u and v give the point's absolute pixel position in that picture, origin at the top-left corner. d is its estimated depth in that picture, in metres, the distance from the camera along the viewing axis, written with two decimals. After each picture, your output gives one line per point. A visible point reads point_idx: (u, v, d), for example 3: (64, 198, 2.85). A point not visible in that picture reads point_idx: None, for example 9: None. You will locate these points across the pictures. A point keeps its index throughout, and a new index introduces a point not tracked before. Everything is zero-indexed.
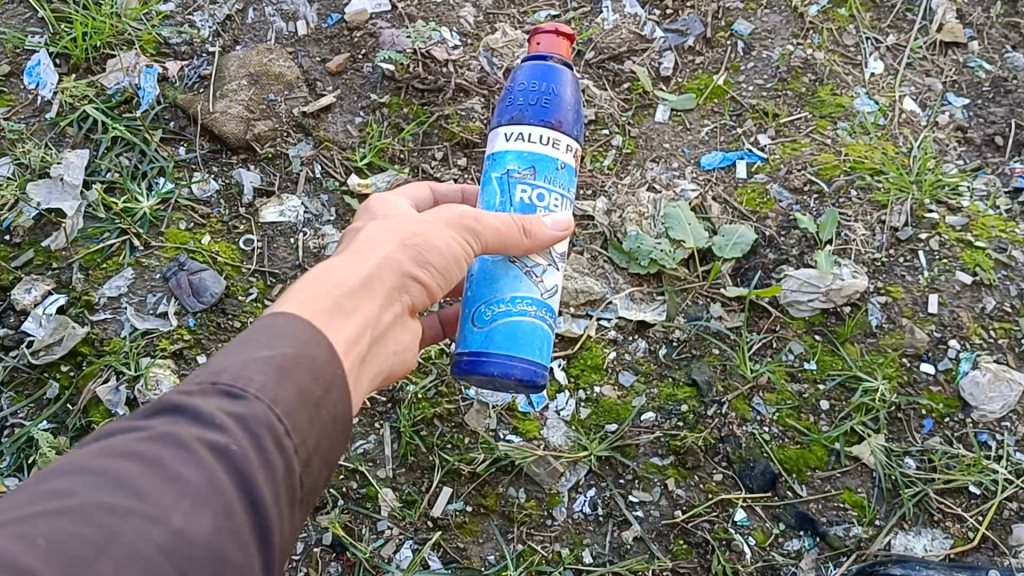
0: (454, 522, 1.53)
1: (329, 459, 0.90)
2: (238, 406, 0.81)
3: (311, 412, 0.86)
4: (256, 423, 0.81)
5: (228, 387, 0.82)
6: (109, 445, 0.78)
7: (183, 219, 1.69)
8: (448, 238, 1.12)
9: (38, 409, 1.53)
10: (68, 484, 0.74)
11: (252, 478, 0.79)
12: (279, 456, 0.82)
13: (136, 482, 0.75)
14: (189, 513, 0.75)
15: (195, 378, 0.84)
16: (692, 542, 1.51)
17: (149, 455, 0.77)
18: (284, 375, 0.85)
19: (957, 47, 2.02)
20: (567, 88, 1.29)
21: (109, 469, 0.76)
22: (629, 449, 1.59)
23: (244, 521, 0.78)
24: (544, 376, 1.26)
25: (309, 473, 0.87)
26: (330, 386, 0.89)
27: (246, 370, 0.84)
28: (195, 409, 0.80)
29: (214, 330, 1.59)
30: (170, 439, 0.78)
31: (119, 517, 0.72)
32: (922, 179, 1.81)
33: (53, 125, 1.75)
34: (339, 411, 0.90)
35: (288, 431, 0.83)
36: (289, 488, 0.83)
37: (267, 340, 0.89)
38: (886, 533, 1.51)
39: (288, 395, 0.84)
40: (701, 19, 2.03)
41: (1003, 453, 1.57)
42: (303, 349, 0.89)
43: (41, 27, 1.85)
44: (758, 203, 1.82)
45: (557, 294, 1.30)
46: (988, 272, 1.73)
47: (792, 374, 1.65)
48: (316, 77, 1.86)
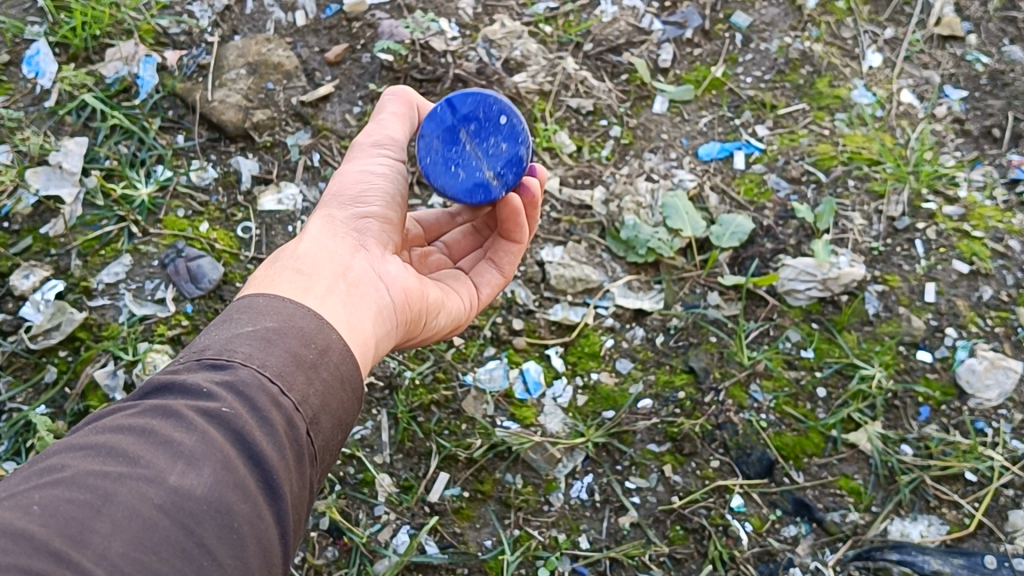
0: (451, 508, 1.54)
1: (337, 421, 0.95)
2: (226, 374, 0.87)
3: (307, 373, 0.92)
4: (245, 386, 0.86)
5: (213, 361, 0.89)
6: (101, 424, 0.82)
7: (181, 207, 1.71)
8: (363, 168, 1.27)
9: (36, 393, 1.54)
10: (60, 461, 0.77)
11: (248, 436, 0.83)
12: (278, 413, 0.87)
13: (129, 450, 0.78)
14: (184, 471, 0.78)
15: (182, 362, 0.90)
16: (689, 528, 1.52)
17: (140, 427, 0.81)
18: (269, 344, 0.92)
19: (955, 41, 2.02)
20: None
21: (101, 442, 0.79)
22: (626, 436, 1.59)
23: (245, 475, 0.81)
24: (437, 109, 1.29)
25: (318, 431, 0.92)
26: (323, 350, 0.96)
27: (230, 345, 0.90)
28: (183, 383, 0.85)
29: (212, 317, 1.62)
30: (161, 410, 0.83)
31: (113, 481, 0.75)
32: (919, 169, 1.82)
33: (52, 113, 1.74)
34: (338, 372, 0.96)
35: (283, 391, 0.88)
36: (294, 446, 0.87)
37: (248, 319, 0.96)
38: (883, 519, 1.51)
39: (276, 359, 0.90)
40: (700, 11, 2.02)
41: (999, 440, 1.57)
42: (285, 322, 0.97)
43: (40, 16, 1.82)
44: (756, 193, 1.82)
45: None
46: (985, 262, 1.73)
47: (790, 362, 1.65)
48: (314, 67, 1.87)
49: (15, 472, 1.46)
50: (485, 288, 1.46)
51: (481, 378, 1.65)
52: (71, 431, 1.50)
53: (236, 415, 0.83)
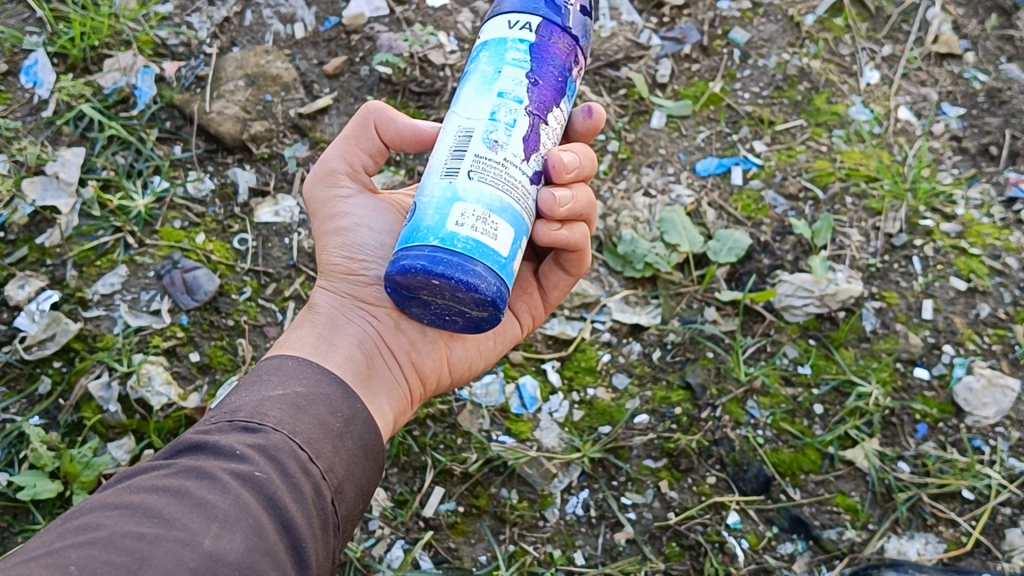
0: (446, 523, 1.53)
1: (360, 490, 1.01)
2: (258, 437, 0.93)
3: (334, 441, 0.99)
4: (277, 450, 0.92)
5: (245, 423, 0.94)
6: (133, 484, 0.85)
7: (178, 218, 1.71)
8: (333, 224, 1.28)
9: (29, 404, 1.53)
10: (95, 520, 0.79)
11: (280, 502, 0.87)
12: (307, 479, 0.93)
13: (165, 512, 0.81)
14: (218, 536, 0.80)
15: (213, 423, 0.96)
16: (685, 545, 1.51)
17: (174, 487, 0.84)
18: (299, 410, 0.99)
19: (952, 58, 2.03)
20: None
21: (136, 502, 0.81)
22: (623, 451, 1.59)
23: (275, 539, 0.84)
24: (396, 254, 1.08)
25: (343, 500, 0.97)
26: (348, 419, 1.03)
27: (261, 408, 0.97)
28: (216, 444, 0.91)
29: (207, 329, 1.62)
30: (195, 472, 0.86)
31: (150, 542, 0.77)
32: (916, 187, 1.82)
33: (49, 123, 1.73)
34: (361, 441, 1.03)
35: (312, 457, 0.95)
36: (321, 514, 0.93)
37: (278, 382, 1.04)
38: (879, 537, 1.51)
39: (305, 427, 0.97)
40: (698, 27, 2.02)
41: (998, 458, 1.57)
42: (314, 388, 1.04)
43: (39, 26, 1.82)
44: (754, 209, 1.82)
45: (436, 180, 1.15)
46: (982, 279, 1.73)
47: (786, 378, 1.65)
48: (313, 80, 1.87)
49: (8, 484, 1.46)
50: (553, 292, 1.39)
51: (477, 393, 1.64)
52: (64, 442, 1.51)
53: (269, 480, 0.88)
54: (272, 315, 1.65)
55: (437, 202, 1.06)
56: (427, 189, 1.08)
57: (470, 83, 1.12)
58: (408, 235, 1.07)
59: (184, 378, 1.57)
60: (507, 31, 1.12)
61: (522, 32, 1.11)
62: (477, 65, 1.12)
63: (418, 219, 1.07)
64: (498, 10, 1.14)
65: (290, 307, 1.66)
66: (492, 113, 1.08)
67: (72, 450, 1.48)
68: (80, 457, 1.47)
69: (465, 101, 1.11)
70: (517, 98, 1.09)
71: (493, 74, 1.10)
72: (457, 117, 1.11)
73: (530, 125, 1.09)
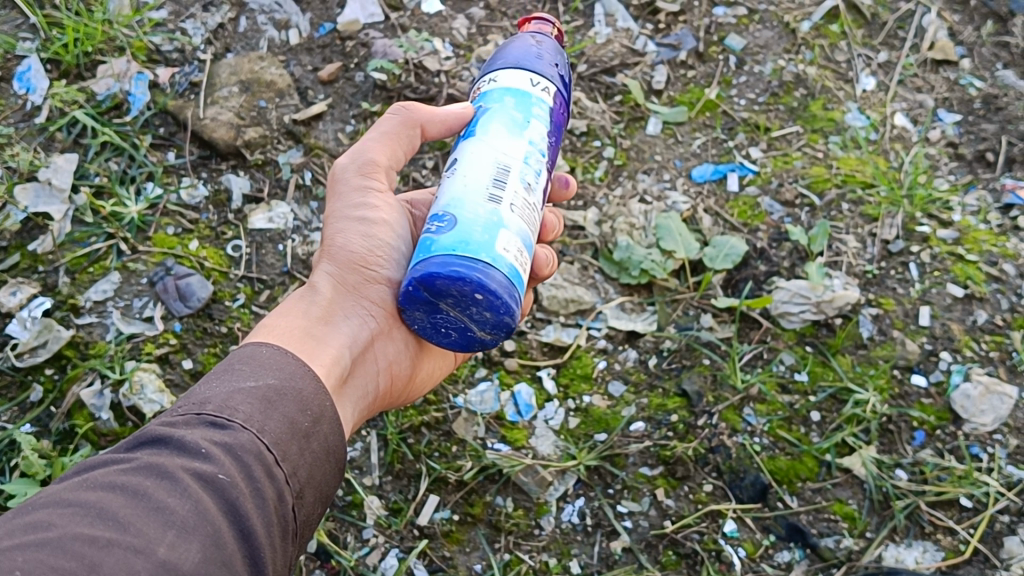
0: (440, 531, 1.51)
1: (321, 493, 1.00)
2: (225, 435, 0.90)
3: (301, 442, 0.96)
4: (243, 451, 0.90)
5: (213, 418, 0.92)
6: (90, 479, 0.83)
7: (171, 224, 1.70)
8: (357, 212, 1.28)
9: (20, 412, 1.52)
10: (47, 517, 0.78)
11: (240, 509, 0.86)
12: (270, 485, 0.91)
13: (120, 514, 0.80)
14: (173, 544, 0.80)
15: (180, 411, 0.93)
16: (681, 553, 1.50)
17: (132, 486, 0.83)
18: (269, 406, 0.96)
19: (948, 65, 2.03)
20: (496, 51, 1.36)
21: (92, 500, 0.80)
22: (619, 459, 1.58)
23: (232, 549, 0.84)
24: (428, 263, 1.10)
25: (302, 505, 0.96)
26: (317, 417, 1.00)
27: (231, 402, 0.94)
28: (181, 439, 0.89)
29: (200, 336, 1.61)
30: (155, 470, 0.85)
31: (102, 548, 0.76)
32: (913, 193, 1.82)
33: (42, 130, 1.73)
34: (326, 443, 1.00)
35: (277, 461, 0.93)
36: (281, 519, 0.92)
37: (250, 372, 1.00)
38: (877, 545, 1.50)
39: (274, 426, 0.94)
40: (693, 34, 2.01)
41: (995, 466, 1.56)
42: (287, 380, 1.00)
43: (32, 32, 1.82)
44: (750, 216, 1.81)
45: (439, 196, 1.19)
46: (979, 286, 1.73)
47: (783, 385, 1.64)
48: (307, 86, 1.86)
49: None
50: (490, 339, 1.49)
51: (472, 400, 1.63)
52: (56, 450, 1.50)
53: (231, 484, 0.86)
54: None
55: (482, 222, 1.11)
56: (464, 208, 1.13)
57: (498, 120, 1.21)
58: (447, 244, 1.10)
59: (177, 386, 1.56)
60: (529, 84, 1.25)
61: (543, 92, 1.26)
62: (504, 106, 1.22)
63: (459, 232, 1.10)
64: (517, 63, 1.27)
65: None
66: (525, 156, 1.20)
67: (64, 458, 1.46)
68: (71, 465, 1.45)
69: (496, 134, 1.20)
70: (540, 145, 1.22)
71: (522, 120, 1.22)
72: (488, 148, 1.19)
73: (546, 176, 1.24)
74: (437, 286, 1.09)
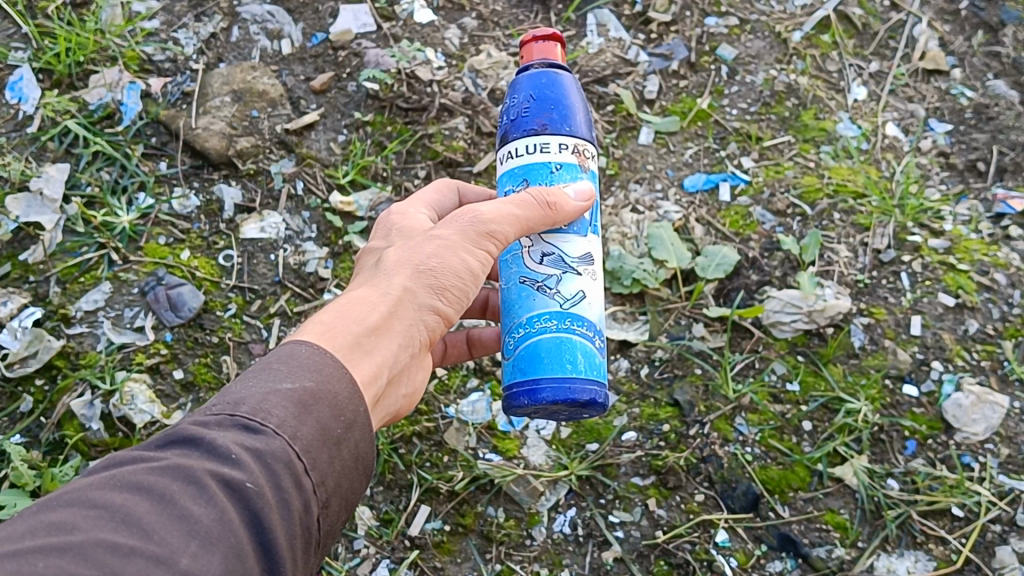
0: (432, 542, 1.51)
1: (347, 502, 0.92)
2: (257, 441, 0.83)
3: (331, 451, 0.88)
4: (274, 459, 0.83)
5: (246, 421, 0.85)
6: (114, 477, 0.78)
7: (162, 234, 1.70)
8: (464, 254, 1.12)
9: (11, 423, 1.53)
10: (71, 517, 0.74)
11: (264, 521, 0.80)
12: (297, 496, 0.84)
13: (143, 520, 0.75)
14: (196, 555, 0.74)
15: (213, 410, 0.86)
16: (673, 563, 1.50)
17: (158, 490, 0.77)
18: (304, 411, 0.87)
19: (940, 75, 2.04)
20: (559, 88, 1.23)
21: (116, 503, 0.75)
22: (610, 469, 1.57)
23: (252, 563, 0.78)
24: (602, 389, 1.22)
25: (326, 515, 0.89)
26: (350, 425, 0.91)
27: (266, 403, 0.86)
28: (211, 441, 0.82)
29: (191, 346, 1.61)
30: (181, 472, 0.79)
31: (123, 556, 0.71)
32: (904, 203, 1.82)
33: (34, 139, 1.74)
34: (357, 451, 0.92)
35: (306, 470, 0.85)
36: (304, 530, 0.85)
37: (288, 373, 0.91)
38: (869, 555, 1.50)
39: (307, 432, 0.86)
40: (685, 44, 2.01)
41: (987, 475, 1.57)
42: (324, 384, 0.91)
43: (25, 42, 1.83)
44: (741, 225, 1.82)
45: (586, 297, 1.21)
46: (970, 295, 1.73)
47: (775, 395, 1.64)
48: (299, 95, 1.87)
49: None
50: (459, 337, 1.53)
51: (463, 410, 1.62)
52: (46, 460, 1.49)
53: (259, 493, 0.80)
54: (257, 331, 1.64)
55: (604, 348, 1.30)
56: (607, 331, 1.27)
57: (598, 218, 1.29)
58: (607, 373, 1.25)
59: (168, 396, 1.56)
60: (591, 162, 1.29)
61: None
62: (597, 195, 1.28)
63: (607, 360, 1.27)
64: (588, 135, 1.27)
65: (275, 324, 1.65)
66: None
67: (54, 468, 1.46)
68: (61, 476, 1.45)
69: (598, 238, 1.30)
70: None
71: None
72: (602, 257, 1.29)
73: None
74: (589, 406, 1.21)
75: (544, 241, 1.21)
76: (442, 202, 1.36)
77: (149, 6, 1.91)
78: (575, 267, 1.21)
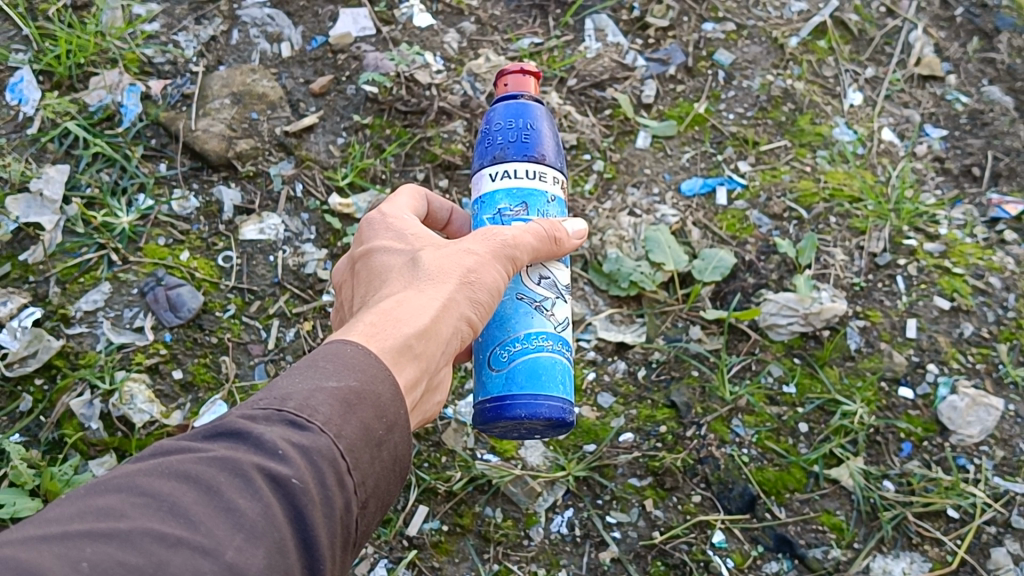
0: (429, 542, 1.51)
1: (385, 502, 0.92)
2: (303, 437, 0.83)
3: (374, 451, 0.88)
4: (319, 456, 0.83)
5: (293, 417, 0.85)
6: (163, 464, 0.79)
7: (162, 235, 1.71)
8: (496, 268, 1.13)
9: (10, 422, 1.53)
10: (120, 504, 0.75)
11: (307, 518, 0.80)
12: (339, 495, 0.84)
13: (191, 511, 0.75)
14: (240, 549, 0.75)
15: (261, 404, 0.86)
16: (670, 564, 1.51)
17: (205, 481, 0.78)
18: (349, 409, 0.87)
19: (935, 81, 2.06)
20: (548, 122, 1.27)
21: (164, 493, 0.76)
22: (608, 470, 1.58)
23: (293, 561, 0.79)
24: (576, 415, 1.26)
25: (365, 515, 0.89)
26: (391, 425, 0.91)
27: (313, 400, 0.86)
28: (258, 436, 0.82)
29: (190, 346, 1.62)
30: (228, 464, 0.80)
31: (169, 546, 0.72)
32: (900, 207, 1.83)
33: (34, 141, 1.75)
34: (396, 452, 0.91)
35: (350, 469, 0.85)
36: (345, 529, 0.85)
37: (333, 370, 0.91)
38: (865, 556, 1.51)
39: (352, 431, 0.86)
40: (682, 49, 2.02)
41: (982, 477, 1.57)
42: (368, 383, 0.91)
43: (25, 44, 1.84)
44: (738, 229, 1.83)
45: (571, 325, 1.27)
46: (965, 298, 1.74)
47: (771, 397, 1.65)
48: (299, 98, 1.88)
49: None
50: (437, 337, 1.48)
51: (461, 411, 1.63)
52: (44, 459, 1.50)
53: (304, 490, 0.80)
54: (255, 332, 1.65)
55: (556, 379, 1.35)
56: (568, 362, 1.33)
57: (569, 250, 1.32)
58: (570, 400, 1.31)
59: (167, 396, 1.57)
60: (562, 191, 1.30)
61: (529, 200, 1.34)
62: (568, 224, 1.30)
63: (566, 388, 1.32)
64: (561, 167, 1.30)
65: (273, 325, 1.66)
66: None
67: (53, 468, 1.47)
68: (60, 475, 1.46)
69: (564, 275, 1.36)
70: None
71: None
72: None
73: None
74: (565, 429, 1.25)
75: (542, 265, 1.24)
76: (417, 208, 1.31)
77: (149, 8, 1.91)
78: (564, 296, 1.26)
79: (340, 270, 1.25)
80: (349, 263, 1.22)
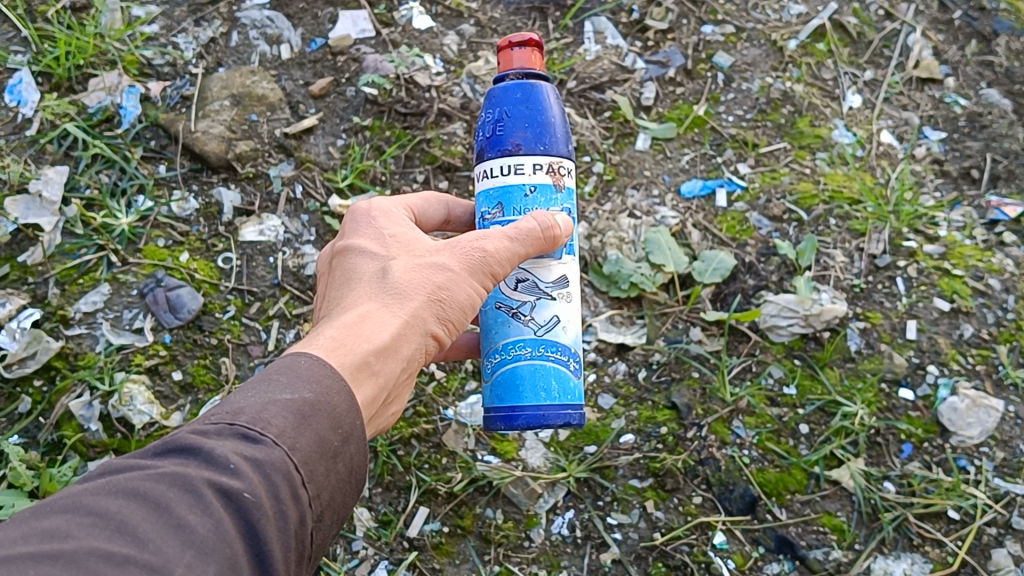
0: (430, 543, 1.52)
1: (340, 514, 0.92)
2: (255, 450, 0.83)
3: (328, 463, 0.88)
4: (272, 469, 0.83)
5: (246, 431, 0.85)
6: (112, 482, 0.78)
7: (161, 236, 1.71)
8: (468, 283, 1.12)
9: (9, 424, 1.54)
10: (64, 525, 0.74)
11: (259, 532, 0.80)
12: (293, 508, 0.84)
13: (139, 529, 0.75)
14: (190, 565, 0.75)
15: (213, 418, 0.86)
16: (671, 565, 1.51)
17: (154, 497, 0.78)
18: (303, 421, 0.88)
19: (933, 83, 2.06)
20: (533, 103, 1.21)
21: (112, 511, 0.76)
22: (608, 471, 1.58)
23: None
24: (574, 414, 1.24)
25: (320, 528, 0.89)
26: (347, 436, 0.91)
27: (266, 413, 0.86)
28: (209, 451, 0.82)
29: (190, 347, 1.62)
30: (178, 480, 0.79)
31: (116, 565, 0.71)
32: (900, 209, 1.83)
33: (33, 142, 1.74)
34: (352, 463, 0.92)
35: (304, 481, 0.85)
36: (299, 542, 0.85)
37: (287, 383, 0.91)
38: (865, 557, 1.51)
39: (306, 443, 0.87)
40: (681, 51, 2.02)
41: (982, 478, 1.57)
42: (323, 395, 0.91)
43: (24, 45, 1.84)
44: (738, 230, 1.83)
45: (561, 323, 1.23)
46: (965, 299, 1.74)
47: (772, 398, 1.64)
48: (299, 100, 1.87)
49: None
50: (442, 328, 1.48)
51: (462, 412, 1.61)
52: (44, 461, 1.51)
53: (256, 504, 0.80)
54: (256, 334, 1.65)
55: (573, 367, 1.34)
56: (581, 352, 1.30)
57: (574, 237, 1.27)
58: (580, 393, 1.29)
59: (167, 397, 1.57)
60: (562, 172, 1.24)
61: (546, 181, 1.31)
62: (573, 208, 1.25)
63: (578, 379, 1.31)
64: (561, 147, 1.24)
65: (274, 326, 1.66)
66: None
67: (53, 469, 1.47)
68: (60, 476, 1.46)
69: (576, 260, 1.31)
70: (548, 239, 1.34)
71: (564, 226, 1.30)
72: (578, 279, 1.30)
73: None
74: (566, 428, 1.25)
75: (520, 268, 1.22)
76: (427, 209, 1.32)
77: (148, 10, 1.91)
78: (548, 295, 1.23)
79: (321, 259, 1.25)
80: (329, 255, 1.22)
